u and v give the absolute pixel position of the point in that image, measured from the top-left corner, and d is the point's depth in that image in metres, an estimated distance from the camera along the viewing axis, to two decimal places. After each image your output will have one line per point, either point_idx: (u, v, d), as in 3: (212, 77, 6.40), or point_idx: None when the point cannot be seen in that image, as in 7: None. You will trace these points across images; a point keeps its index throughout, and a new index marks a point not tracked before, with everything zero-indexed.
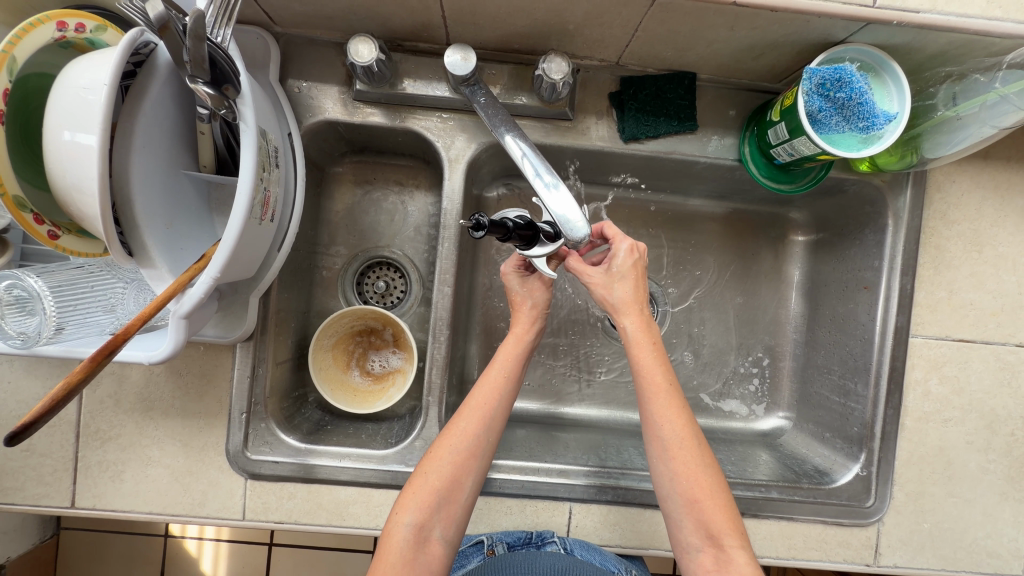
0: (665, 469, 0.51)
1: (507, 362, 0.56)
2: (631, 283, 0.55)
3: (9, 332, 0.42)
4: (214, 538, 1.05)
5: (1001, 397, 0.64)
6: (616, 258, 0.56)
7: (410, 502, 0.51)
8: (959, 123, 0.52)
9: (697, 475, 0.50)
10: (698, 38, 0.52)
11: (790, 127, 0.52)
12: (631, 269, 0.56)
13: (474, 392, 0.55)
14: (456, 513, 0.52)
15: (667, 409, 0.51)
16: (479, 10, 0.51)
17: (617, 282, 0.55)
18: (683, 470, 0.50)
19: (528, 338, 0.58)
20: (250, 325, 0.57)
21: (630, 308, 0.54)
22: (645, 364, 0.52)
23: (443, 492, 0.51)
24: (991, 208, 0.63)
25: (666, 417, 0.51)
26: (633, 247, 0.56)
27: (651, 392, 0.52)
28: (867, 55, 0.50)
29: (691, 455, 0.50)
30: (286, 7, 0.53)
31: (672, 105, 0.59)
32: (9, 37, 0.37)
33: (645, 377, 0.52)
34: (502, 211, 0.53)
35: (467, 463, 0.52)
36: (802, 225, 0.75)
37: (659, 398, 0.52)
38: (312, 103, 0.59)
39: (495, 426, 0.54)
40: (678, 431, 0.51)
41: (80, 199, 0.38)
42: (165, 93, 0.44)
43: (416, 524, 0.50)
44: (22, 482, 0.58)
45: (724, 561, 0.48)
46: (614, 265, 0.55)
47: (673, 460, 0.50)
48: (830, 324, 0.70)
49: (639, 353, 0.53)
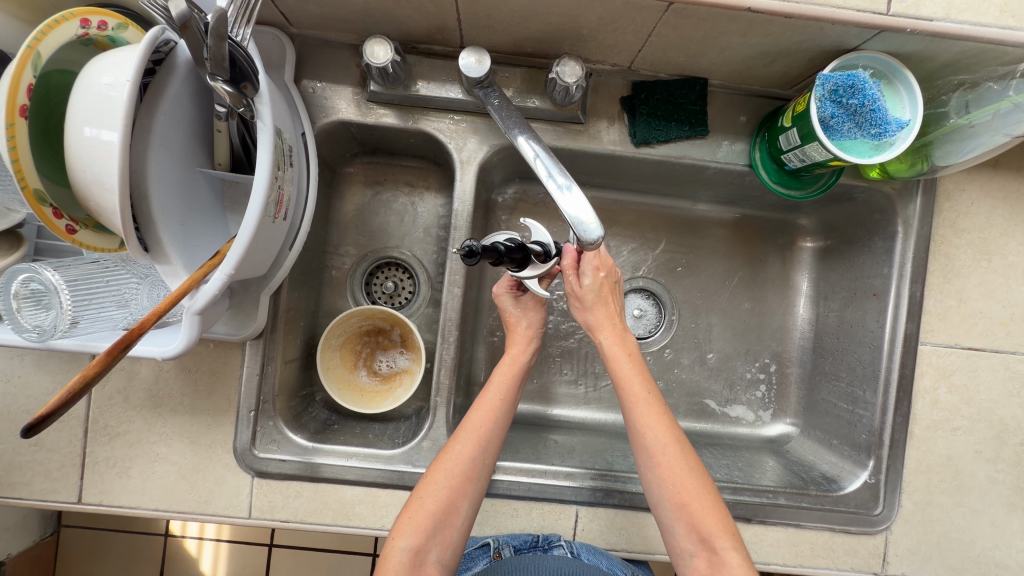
0: (652, 476, 0.51)
1: (502, 386, 0.57)
2: (598, 302, 0.56)
3: (25, 326, 0.42)
4: (215, 538, 1.04)
5: (1010, 407, 0.63)
6: (584, 282, 0.56)
7: (406, 527, 0.50)
8: (971, 131, 0.52)
9: (683, 480, 0.50)
10: (712, 44, 0.52)
11: (801, 133, 0.52)
12: (601, 289, 0.57)
13: (469, 416, 0.55)
14: (452, 537, 0.51)
15: (648, 416, 0.52)
16: (494, 13, 0.51)
17: (591, 303, 0.56)
18: (669, 475, 0.50)
19: (522, 360, 0.59)
20: (259, 325, 0.58)
21: (604, 325, 0.56)
22: (623, 374, 0.53)
23: (440, 516, 0.51)
24: (1001, 217, 0.63)
25: (648, 426, 0.51)
26: (601, 265, 0.56)
27: (631, 402, 0.52)
28: (879, 62, 0.50)
29: (676, 459, 0.50)
30: (303, 9, 0.54)
31: (683, 110, 0.60)
32: (35, 34, 0.38)
33: (625, 387, 0.53)
34: (491, 235, 0.53)
35: (464, 486, 0.52)
36: (810, 231, 0.75)
37: (639, 406, 0.52)
38: (326, 104, 0.59)
39: (491, 448, 0.54)
40: (660, 438, 0.51)
41: (100, 194, 0.38)
42: (183, 91, 0.44)
43: (412, 548, 0.50)
44: (29, 477, 0.58)
45: (717, 563, 0.48)
46: (585, 290, 0.56)
47: (658, 466, 0.50)
48: (838, 331, 0.70)
49: (617, 366, 0.54)
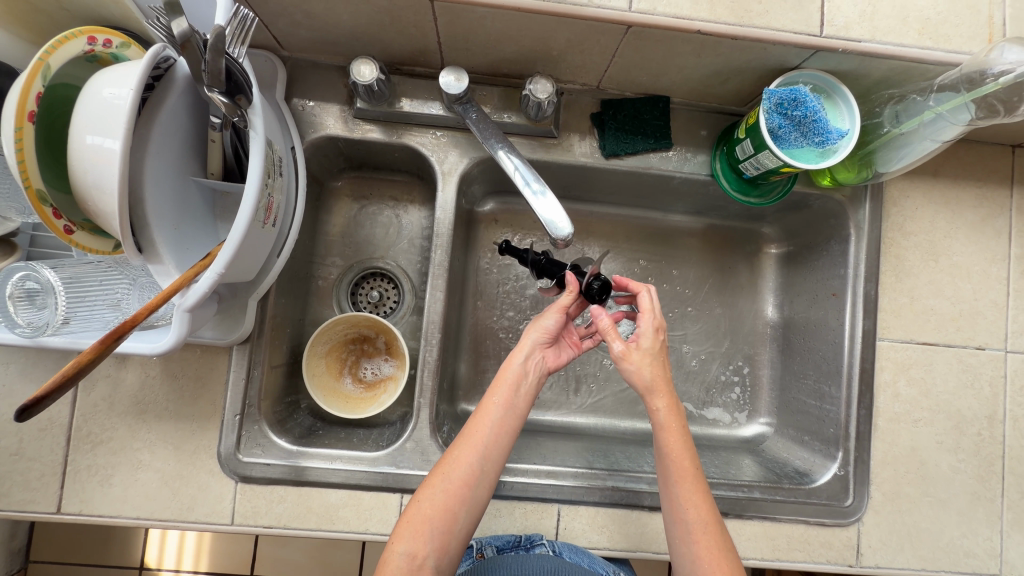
0: (687, 552, 0.49)
1: (507, 404, 0.53)
2: (657, 361, 0.53)
3: (19, 322, 0.45)
4: (193, 571, 1.03)
5: (966, 399, 0.67)
6: (642, 338, 0.53)
7: (404, 531, 0.49)
8: (904, 139, 0.56)
9: (720, 560, 0.48)
10: (670, 64, 0.57)
11: (754, 143, 0.56)
12: (659, 350, 0.53)
13: (470, 429, 0.52)
14: (449, 544, 0.49)
15: (693, 494, 0.50)
16: (472, 37, 0.56)
17: (648, 363, 0.52)
18: (707, 554, 0.48)
19: (514, 364, 0.56)
20: (247, 328, 0.59)
21: (662, 390, 0.51)
22: (676, 448, 0.50)
23: (438, 523, 0.49)
24: (943, 221, 0.68)
25: (691, 502, 0.49)
26: (659, 327, 0.54)
27: (680, 478, 0.50)
28: (818, 79, 0.55)
29: (715, 539, 0.48)
30: (295, 33, 0.58)
31: (648, 125, 0.65)
32: (46, 47, 0.41)
33: (676, 462, 0.50)
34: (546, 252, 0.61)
35: (463, 491, 0.50)
36: (774, 239, 0.80)
37: (687, 483, 0.50)
38: (315, 121, 0.63)
39: (494, 459, 0.52)
40: (702, 517, 0.49)
41: (99, 197, 0.41)
42: (180, 103, 0.47)
43: (411, 553, 0.48)
44: (8, 487, 0.58)
45: None
46: (642, 345, 0.53)
47: (696, 543, 0.48)
48: (803, 331, 0.74)
49: (670, 440, 0.50)
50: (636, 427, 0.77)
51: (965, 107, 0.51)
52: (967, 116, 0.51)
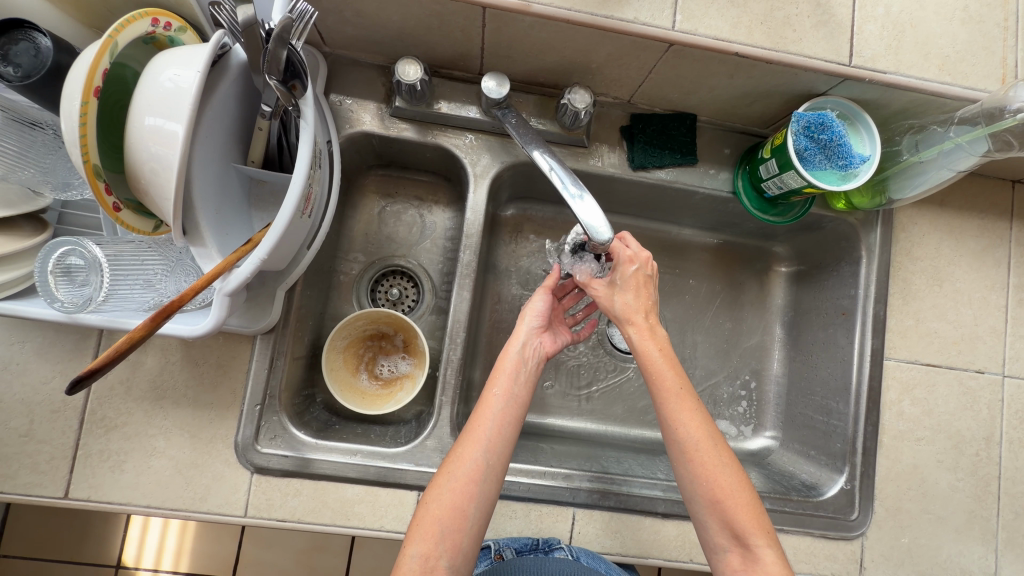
0: (686, 472, 0.50)
1: (506, 394, 0.53)
2: (639, 290, 0.56)
3: (60, 299, 0.44)
4: (172, 572, 1.00)
5: (965, 420, 0.69)
6: (617, 271, 0.57)
7: (415, 534, 0.48)
8: (921, 168, 0.59)
9: (717, 475, 0.49)
10: (703, 84, 0.60)
11: (779, 163, 0.59)
12: (632, 281, 0.56)
13: (474, 423, 0.52)
14: (463, 542, 0.48)
15: (680, 412, 0.51)
16: (516, 46, 0.58)
17: (619, 293, 0.57)
18: (703, 471, 0.49)
19: (512, 353, 0.57)
20: (273, 318, 0.59)
21: (632, 317, 0.55)
22: (655, 368, 0.52)
23: (448, 520, 0.48)
24: (948, 248, 0.71)
25: (681, 421, 0.50)
26: (632, 257, 0.57)
27: (664, 397, 0.51)
28: (843, 106, 0.58)
29: (709, 454, 0.50)
30: (341, 30, 0.59)
31: (675, 141, 0.67)
32: (115, 25, 0.41)
33: (657, 383, 0.52)
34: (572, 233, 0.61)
35: (470, 488, 0.49)
36: (784, 258, 0.82)
37: (671, 401, 0.51)
38: (352, 116, 0.64)
39: (499, 457, 0.51)
40: (693, 433, 0.50)
41: (155, 177, 0.41)
42: (232, 89, 0.48)
43: (423, 555, 0.46)
44: (15, 469, 0.56)
45: (751, 560, 0.47)
46: (617, 277, 0.57)
47: (691, 462, 0.50)
48: (810, 349, 0.76)
49: (647, 362, 0.52)
50: (646, 436, 0.78)
51: (982, 140, 0.55)
52: (984, 147, 0.55)
